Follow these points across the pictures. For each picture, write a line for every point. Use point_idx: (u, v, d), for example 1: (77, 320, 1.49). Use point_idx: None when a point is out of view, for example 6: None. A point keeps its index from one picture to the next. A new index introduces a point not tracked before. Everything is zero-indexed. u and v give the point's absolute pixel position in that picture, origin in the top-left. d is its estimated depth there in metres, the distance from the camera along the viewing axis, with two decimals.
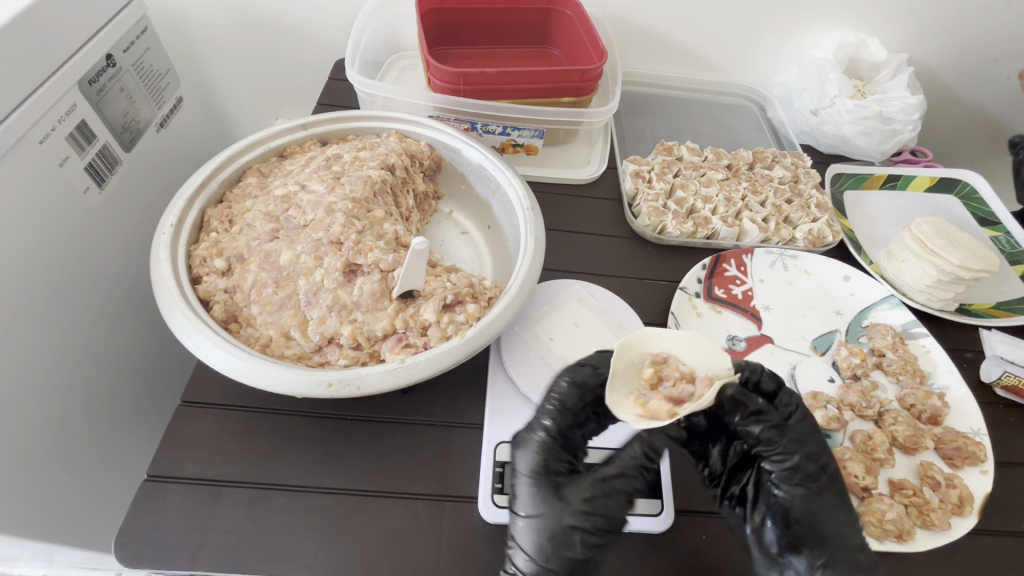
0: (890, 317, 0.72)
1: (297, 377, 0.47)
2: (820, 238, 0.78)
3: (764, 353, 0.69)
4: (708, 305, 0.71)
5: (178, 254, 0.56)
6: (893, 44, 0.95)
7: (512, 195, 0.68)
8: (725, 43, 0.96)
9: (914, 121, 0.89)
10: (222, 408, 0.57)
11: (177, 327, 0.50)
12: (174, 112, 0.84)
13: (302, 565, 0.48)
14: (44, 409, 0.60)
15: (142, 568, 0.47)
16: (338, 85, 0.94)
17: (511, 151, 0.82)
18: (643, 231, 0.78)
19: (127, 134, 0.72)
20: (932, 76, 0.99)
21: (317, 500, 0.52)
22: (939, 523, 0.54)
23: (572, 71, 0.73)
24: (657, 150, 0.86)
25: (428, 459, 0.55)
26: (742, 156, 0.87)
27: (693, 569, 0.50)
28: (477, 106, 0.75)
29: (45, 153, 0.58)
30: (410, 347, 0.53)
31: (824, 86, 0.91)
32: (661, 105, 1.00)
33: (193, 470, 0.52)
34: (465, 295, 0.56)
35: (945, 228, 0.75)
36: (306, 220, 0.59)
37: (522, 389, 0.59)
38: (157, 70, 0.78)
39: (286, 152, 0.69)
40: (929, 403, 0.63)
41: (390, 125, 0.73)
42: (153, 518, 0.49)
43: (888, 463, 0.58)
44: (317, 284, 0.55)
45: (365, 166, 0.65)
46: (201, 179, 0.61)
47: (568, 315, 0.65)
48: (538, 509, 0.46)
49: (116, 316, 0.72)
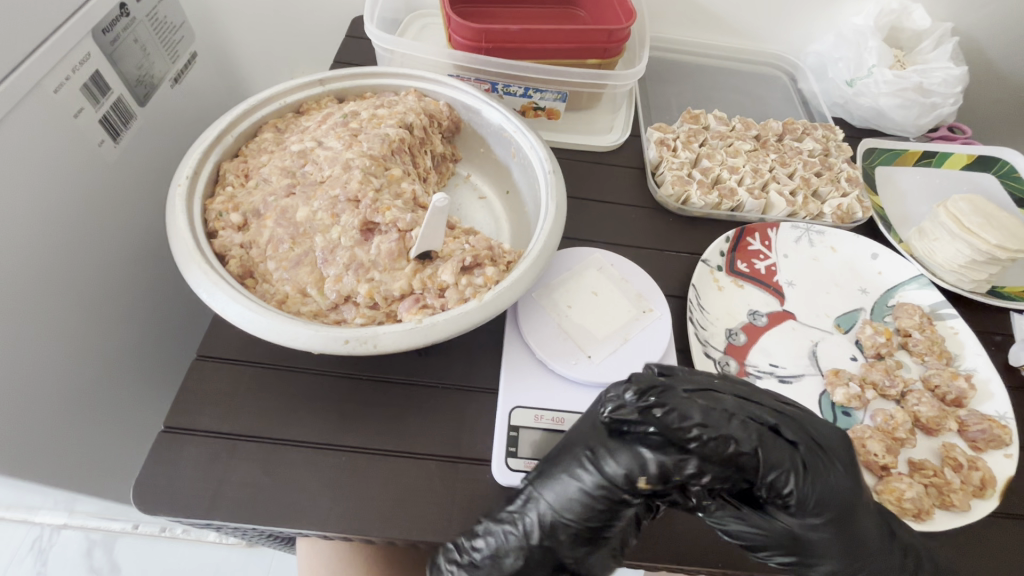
0: (918, 297, 0.70)
1: (313, 334, 0.47)
2: (849, 214, 0.76)
3: (785, 330, 0.67)
4: (730, 278, 0.70)
5: (194, 207, 0.55)
6: (939, 13, 0.90)
7: (533, 158, 0.65)
8: (762, 8, 0.91)
9: (956, 95, 0.85)
10: (236, 364, 0.57)
11: (193, 280, 0.50)
12: (188, 68, 0.81)
13: (315, 519, 0.48)
14: (59, 361, 0.60)
15: (161, 514, 0.48)
16: (355, 43, 0.91)
17: (532, 114, 0.80)
18: (666, 201, 0.75)
19: (142, 88, 0.70)
20: (977, 48, 0.94)
21: (331, 456, 0.52)
22: (960, 504, 0.53)
23: (598, 31, 0.70)
24: (682, 118, 0.83)
25: (442, 421, 0.55)
26: (771, 127, 0.83)
27: (704, 539, 0.50)
28: (498, 65, 0.72)
29: (61, 104, 0.57)
30: (427, 308, 0.52)
31: (861, 55, 0.86)
32: (688, 72, 0.96)
33: (209, 424, 0.53)
34: (484, 258, 0.55)
35: (983, 206, 0.72)
36: (323, 177, 0.58)
37: (537, 355, 0.58)
38: (171, 22, 0.75)
39: (302, 108, 0.67)
40: (955, 384, 0.61)
41: (409, 83, 0.71)
42: (171, 467, 0.50)
43: (909, 444, 0.57)
44: (334, 241, 0.54)
45: (382, 124, 0.63)
46: (216, 132, 0.60)
47: (587, 284, 0.64)
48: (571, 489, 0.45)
49: (128, 274, 0.72)
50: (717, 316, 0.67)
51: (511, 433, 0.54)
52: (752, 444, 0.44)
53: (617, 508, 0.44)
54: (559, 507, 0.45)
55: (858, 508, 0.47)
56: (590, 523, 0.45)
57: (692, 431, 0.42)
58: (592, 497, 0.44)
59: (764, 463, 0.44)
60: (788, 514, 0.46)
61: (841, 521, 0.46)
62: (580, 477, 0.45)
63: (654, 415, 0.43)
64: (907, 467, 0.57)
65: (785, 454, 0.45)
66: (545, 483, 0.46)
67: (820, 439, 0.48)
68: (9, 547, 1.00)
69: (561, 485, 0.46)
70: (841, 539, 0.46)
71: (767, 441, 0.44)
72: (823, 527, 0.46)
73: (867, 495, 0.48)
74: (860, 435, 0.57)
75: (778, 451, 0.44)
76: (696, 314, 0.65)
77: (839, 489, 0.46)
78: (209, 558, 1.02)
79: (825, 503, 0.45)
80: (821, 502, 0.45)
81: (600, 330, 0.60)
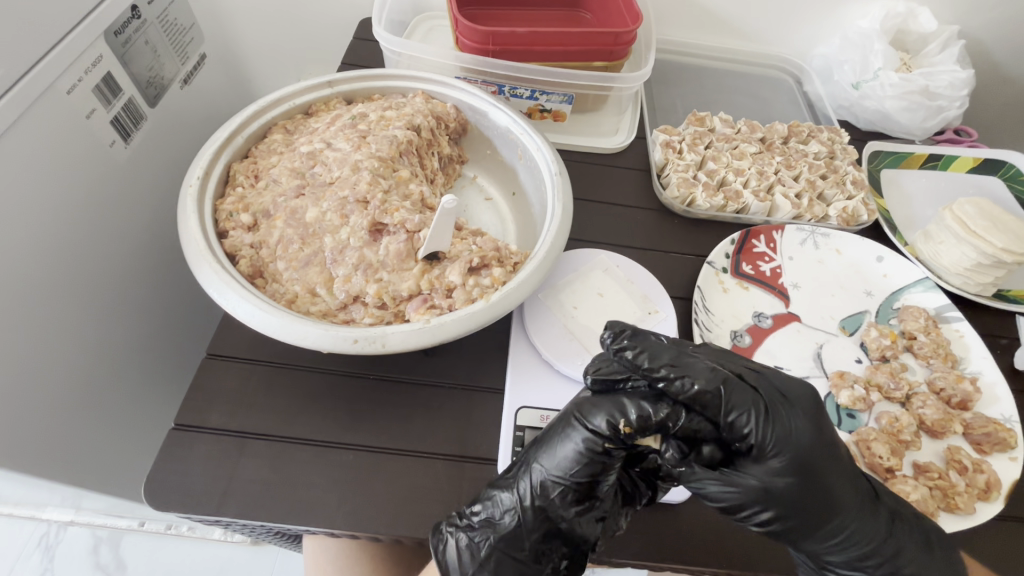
0: (923, 300, 0.70)
1: (323, 333, 0.47)
2: (855, 216, 0.76)
3: (790, 332, 0.67)
4: (735, 280, 0.70)
5: (205, 207, 0.56)
6: (945, 16, 0.90)
7: (540, 160, 0.66)
8: (767, 11, 0.92)
9: (962, 98, 0.85)
10: (246, 362, 0.57)
11: (204, 279, 0.50)
12: (198, 69, 0.82)
13: (324, 517, 0.49)
14: (70, 359, 0.61)
15: (171, 511, 0.49)
16: (363, 45, 0.92)
17: (539, 116, 0.80)
18: (671, 203, 0.76)
19: (152, 89, 0.71)
20: (983, 51, 0.94)
21: (339, 455, 0.52)
22: (964, 507, 0.53)
23: (605, 34, 0.71)
24: (688, 121, 0.83)
25: (449, 421, 0.56)
26: (777, 130, 0.83)
27: (710, 540, 0.50)
28: (505, 67, 0.73)
29: (74, 104, 0.58)
30: (435, 308, 0.53)
31: (867, 57, 0.87)
32: (694, 74, 0.96)
33: (218, 422, 0.53)
34: (491, 259, 0.55)
35: (989, 209, 0.72)
36: (332, 178, 0.59)
37: (544, 355, 0.59)
38: (182, 24, 0.76)
39: (312, 109, 0.68)
40: (960, 388, 0.61)
41: (417, 85, 0.71)
42: (182, 464, 0.50)
43: (913, 446, 0.58)
44: (343, 242, 0.55)
45: (390, 126, 0.64)
46: (227, 134, 0.61)
47: (593, 285, 0.64)
48: (566, 449, 0.45)
49: (137, 273, 0.72)
50: (722, 319, 0.67)
51: (518, 433, 0.54)
52: (710, 389, 0.42)
53: (602, 465, 0.44)
54: (551, 468, 0.45)
55: (826, 461, 0.45)
56: (584, 484, 0.45)
57: (663, 370, 0.43)
58: (583, 454, 0.45)
59: (717, 408, 0.42)
60: (753, 466, 0.43)
61: (808, 474, 0.43)
62: (574, 438, 0.45)
63: (626, 356, 0.44)
64: (911, 470, 0.57)
65: (740, 396, 0.43)
66: (540, 448, 0.47)
67: (782, 389, 0.47)
68: (17, 544, 1.01)
69: (553, 448, 0.46)
70: (812, 494, 0.43)
71: (726, 383, 0.43)
72: (792, 480, 0.43)
73: (839, 453, 0.46)
74: (864, 437, 0.57)
75: (733, 393, 0.43)
76: (702, 316, 0.65)
77: (804, 439, 0.44)
78: (214, 557, 1.03)
79: (784, 450, 0.43)
80: (782, 450, 0.43)
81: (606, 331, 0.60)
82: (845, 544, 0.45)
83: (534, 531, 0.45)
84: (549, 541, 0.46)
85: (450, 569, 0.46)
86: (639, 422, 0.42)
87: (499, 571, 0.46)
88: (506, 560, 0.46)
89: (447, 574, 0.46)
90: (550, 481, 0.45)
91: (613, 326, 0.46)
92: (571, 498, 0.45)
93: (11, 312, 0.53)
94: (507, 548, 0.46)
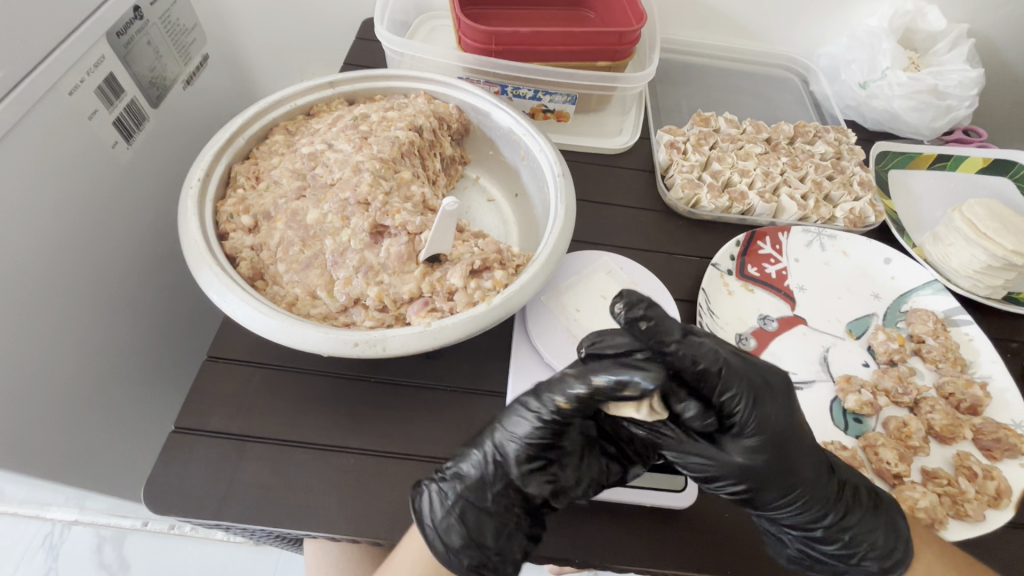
0: (932, 303, 0.69)
1: (324, 336, 0.47)
2: (862, 218, 0.75)
3: (795, 335, 0.66)
4: (740, 283, 0.69)
5: (206, 209, 0.56)
6: (955, 14, 0.89)
7: (542, 161, 0.65)
8: (773, 10, 0.91)
9: (971, 97, 0.84)
10: (247, 365, 0.57)
11: (204, 281, 0.50)
12: (200, 69, 0.82)
13: (324, 522, 0.48)
14: (71, 361, 0.61)
15: (171, 515, 0.49)
16: (366, 45, 0.92)
17: (542, 117, 0.79)
18: (676, 205, 0.75)
19: (154, 90, 0.71)
20: (993, 51, 0.93)
21: (340, 459, 0.52)
22: (974, 515, 0.52)
23: (609, 34, 0.70)
24: (693, 121, 0.82)
25: (450, 424, 0.55)
26: (783, 130, 0.83)
27: (714, 545, 0.50)
28: (508, 68, 0.72)
29: (75, 105, 0.58)
30: (436, 311, 0.52)
31: (875, 57, 0.85)
32: (699, 74, 0.96)
33: (218, 424, 0.53)
34: (493, 262, 0.55)
35: (999, 210, 0.71)
36: (334, 179, 0.58)
37: (546, 359, 0.58)
38: (184, 25, 0.75)
39: (313, 110, 0.68)
40: (970, 392, 0.60)
41: (419, 85, 0.71)
42: (181, 467, 0.50)
43: (922, 452, 0.57)
44: (344, 244, 0.54)
45: (392, 127, 0.63)
46: (228, 135, 0.61)
47: (596, 287, 0.64)
48: (518, 418, 0.45)
49: (139, 275, 0.72)
50: (727, 321, 0.66)
51: None
52: (712, 371, 0.41)
53: (559, 431, 0.44)
54: (512, 433, 0.45)
55: (797, 445, 0.43)
56: (540, 446, 0.44)
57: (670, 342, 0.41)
58: (540, 423, 0.44)
59: (716, 385, 0.42)
60: (735, 443, 0.43)
61: (783, 455, 0.43)
62: (529, 407, 0.44)
63: (639, 328, 0.41)
64: (920, 476, 0.56)
65: (737, 381, 0.42)
66: (502, 413, 0.46)
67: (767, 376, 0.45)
68: (21, 544, 1.02)
69: (511, 413, 0.45)
70: (784, 474, 0.43)
71: (727, 367, 0.42)
72: (768, 458, 0.42)
73: (809, 438, 0.45)
74: (871, 443, 0.57)
75: (733, 377, 0.42)
76: (706, 319, 0.64)
77: (782, 422, 0.43)
78: (216, 557, 1.03)
79: (766, 430, 0.42)
80: (760, 432, 0.42)
81: None
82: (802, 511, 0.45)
83: (500, 490, 0.45)
84: (510, 497, 0.45)
85: (421, 517, 0.45)
86: (578, 399, 0.41)
87: (467, 524, 0.44)
88: (473, 512, 0.44)
89: (420, 524, 0.45)
90: (510, 445, 0.45)
91: (627, 295, 0.42)
92: (528, 460, 0.44)
93: (12, 314, 0.53)
94: (473, 499, 0.45)
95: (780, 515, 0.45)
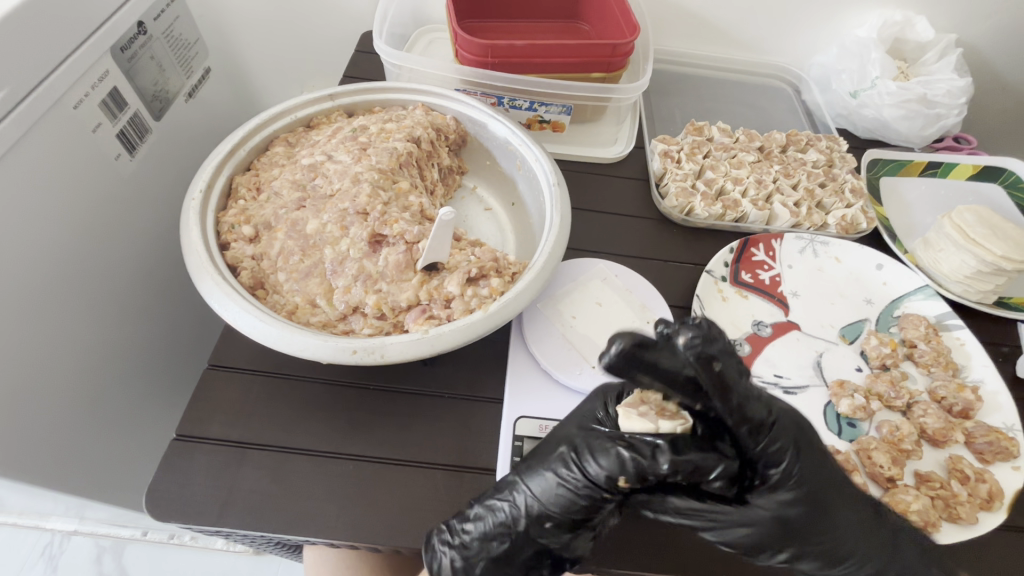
0: (923, 308, 0.70)
1: (323, 344, 0.48)
2: (854, 224, 0.75)
3: (789, 340, 0.67)
4: (734, 289, 0.70)
5: (207, 220, 0.57)
6: (942, 25, 0.91)
7: (538, 171, 0.67)
8: (764, 21, 0.93)
9: (960, 105, 0.85)
10: (248, 372, 0.58)
11: (205, 290, 0.51)
12: (202, 82, 0.83)
13: (324, 527, 0.49)
14: (74, 370, 0.62)
15: (172, 521, 0.49)
16: (365, 58, 0.93)
17: (538, 127, 0.81)
18: (670, 213, 0.76)
19: (157, 103, 0.72)
20: (980, 60, 0.95)
21: (339, 465, 0.53)
22: (966, 517, 0.52)
23: (602, 46, 0.72)
24: (686, 130, 0.84)
25: (448, 431, 0.56)
26: (775, 139, 0.84)
27: (708, 549, 0.50)
28: (503, 79, 0.74)
29: (80, 119, 0.59)
30: (433, 318, 0.53)
31: (865, 66, 0.87)
32: (692, 84, 0.97)
33: (219, 432, 0.54)
34: (489, 270, 0.56)
35: (988, 216, 0.72)
36: (333, 190, 0.60)
37: (543, 365, 0.59)
38: (187, 39, 0.77)
39: (313, 122, 0.69)
40: (962, 396, 0.61)
41: (417, 97, 0.72)
42: (183, 474, 0.51)
43: (915, 455, 0.57)
44: (343, 253, 0.56)
45: (390, 138, 0.65)
46: (229, 147, 0.62)
47: (592, 294, 0.65)
48: (547, 479, 0.45)
49: (140, 285, 0.73)
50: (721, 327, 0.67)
51: (517, 443, 0.54)
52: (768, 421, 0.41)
53: (591, 498, 0.44)
54: (545, 499, 0.45)
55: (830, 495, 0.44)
56: (569, 513, 0.44)
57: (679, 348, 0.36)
58: (577, 494, 0.44)
59: (762, 438, 0.40)
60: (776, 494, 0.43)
61: (819, 508, 0.43)
62: (562, 469, 0.45)
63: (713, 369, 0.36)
64: (913, 479, 0.57)
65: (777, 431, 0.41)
66: (531, 472, 0.46)
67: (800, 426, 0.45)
68: (20, 553, 1.02)
69: (544, 475, 0.45)
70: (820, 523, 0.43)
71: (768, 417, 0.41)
72: (806, 516, 0.43)
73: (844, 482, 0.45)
74: (864, 446, 0.57)
75: (777, 428, 0.41)
76: None
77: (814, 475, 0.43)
78: (215, 566, 1.03)
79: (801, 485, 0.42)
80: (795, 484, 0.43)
81: (604, 340, 0.61)
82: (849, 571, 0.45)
83: (527, 549, 0.45)
84: (541, 559, 0.46)
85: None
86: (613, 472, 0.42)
87: None
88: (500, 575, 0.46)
89: None
90: (535, 511, 0.45)
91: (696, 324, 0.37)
92: (556, 525, 0.44)
93: (18, 326, 0.54)
94: (494, 561, 0.46)
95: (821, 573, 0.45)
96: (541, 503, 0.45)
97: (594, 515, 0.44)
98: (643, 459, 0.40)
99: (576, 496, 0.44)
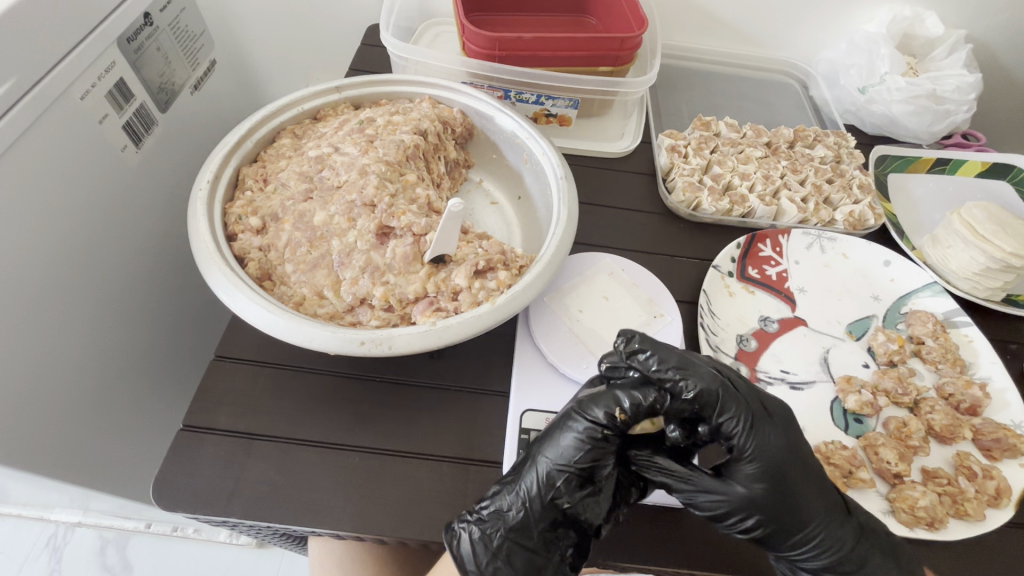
0: (931, 305, 0.69)
1: (330, 335, 0.48)
2: (861, 221, 0.75)
3: (795, 336, 0.67)
4: (740, 284, 0.70)
5: (214, 211, 0.57)
6: (952, 20, 0.90)
7: (545, 164, 0.66)
8: (772, 16, 0.92)
9: (969, 102, 0.85)
10: (254, 364, 0.58)
11: (213, 281, 0.51)
12: (208, 75, 0.83)
13: (330, 519, 0.49)
14: (78, 362, 0.62)
15: (179, 512, 0.49)
16: (370, 51, 0.93)
17: (544, 121, 0.80)
18: (677, 207, 0.76)
19: (163, 95, 0.72)
20: (990, 56, 0.94)
21: (346, 457, 0.53)
22: (974, 514, 0.52)
23: (610, 39, 0.71)
24: (694, 125, 0.84)
25: (454, 423, 0.56)
26: (782, 134, 0.83)
27: (715, 545, 0.50)
28: (510, 72, 0.73)
29: (87, 109, 0.59)
30: (441, 311, 0.53)
31: (874, 62, 0.87)
32: (699, 80, 0.97)
33: (226, 423, 0.54)
34: (497, 262, 0.56)
35: (998, 213, 0.71)
36: (340, 182, 0.60)
37: (549, 358, 0.59)
38: (193, 31, 0.76)
39: (320, 114, 0.69)
40: (970, 393, 0.61)
41: (424, 90, 0.72)
42: (190, 466, 0.51)
43: (922, 452, 0.57)
44: (351, 245, 0.55)
45: (398, 130, 0.64)
46: (236, 138, 0.62)
47: (598, 288, 0.65)
48: (561, 442, 0.46)
49: (143, 276, 0.72)
50: (727, 323, 0.67)
51: (523, 436, 0.54)
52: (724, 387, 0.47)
53: (605, 452, 0.45)
54: (557, 459, 0.45)
55: (794, 471, 0.45)
56: (585, 474, 0.45)
57: (669, 372, 0.44)
58: (588, 447, 0.45)
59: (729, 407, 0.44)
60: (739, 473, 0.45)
61: (786, 483, 0.45)
62: (573, 430, 0.46)
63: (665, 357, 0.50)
64: (920, 475, 0.56)
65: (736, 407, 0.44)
66: (543, 441, 0.47)
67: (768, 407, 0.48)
68: (24, 546, 1.02)
69: (557, 440, 0.46)
70: (785, 504, 0.45)
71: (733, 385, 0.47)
72: (770, 489, 0.44)
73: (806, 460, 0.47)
74: (872, 443, 0.57)
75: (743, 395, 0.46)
76: (708, 320, 0.65)
77: (760, 458, 0.45)
78: (218, 560, 1.03)
79: (764, 458, 0.44)
80: (757, 458, 0.44)
81: (610, 334, 0.61)
82: (814, 556, 0.45)
83: (548, 514, 0.45)
84: (557, 531, 0.45)
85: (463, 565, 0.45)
86: (630, 413, 0.44)
87: (514, 563, 0.45)
88: (518, 551, 0.45)
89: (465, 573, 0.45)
90: (553, 472, 0.45)
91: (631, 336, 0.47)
92: (573, 488, 0.45)
93: (23, 317, 0.54)
94: (518, 538, 0.45)
95: (797, 557, 0.46)
96: (557, 463, 0.45)
97: (604, 467, 0.45)
98: (641, 397, 0.44)
99: (590, 445, 0.45)
